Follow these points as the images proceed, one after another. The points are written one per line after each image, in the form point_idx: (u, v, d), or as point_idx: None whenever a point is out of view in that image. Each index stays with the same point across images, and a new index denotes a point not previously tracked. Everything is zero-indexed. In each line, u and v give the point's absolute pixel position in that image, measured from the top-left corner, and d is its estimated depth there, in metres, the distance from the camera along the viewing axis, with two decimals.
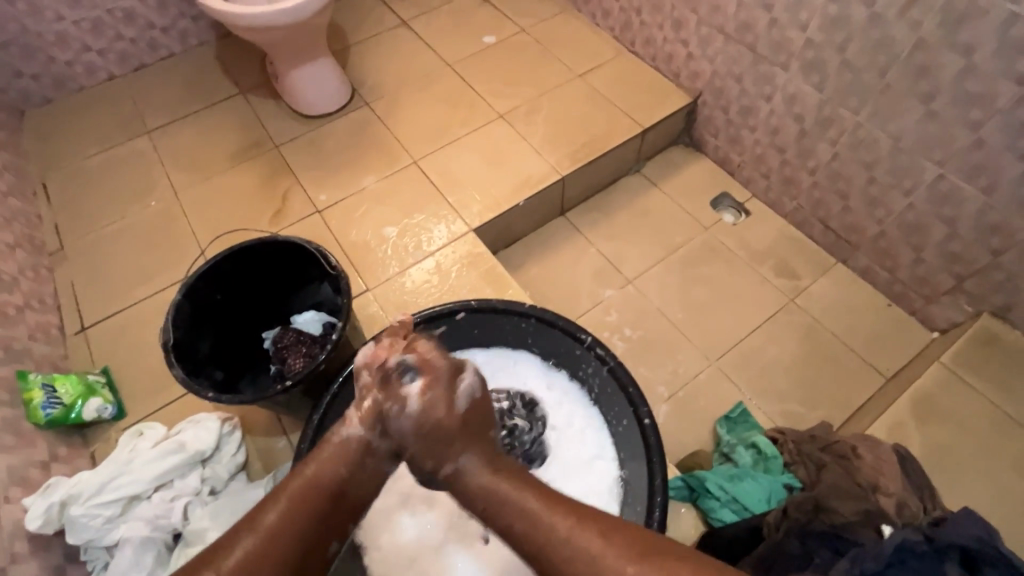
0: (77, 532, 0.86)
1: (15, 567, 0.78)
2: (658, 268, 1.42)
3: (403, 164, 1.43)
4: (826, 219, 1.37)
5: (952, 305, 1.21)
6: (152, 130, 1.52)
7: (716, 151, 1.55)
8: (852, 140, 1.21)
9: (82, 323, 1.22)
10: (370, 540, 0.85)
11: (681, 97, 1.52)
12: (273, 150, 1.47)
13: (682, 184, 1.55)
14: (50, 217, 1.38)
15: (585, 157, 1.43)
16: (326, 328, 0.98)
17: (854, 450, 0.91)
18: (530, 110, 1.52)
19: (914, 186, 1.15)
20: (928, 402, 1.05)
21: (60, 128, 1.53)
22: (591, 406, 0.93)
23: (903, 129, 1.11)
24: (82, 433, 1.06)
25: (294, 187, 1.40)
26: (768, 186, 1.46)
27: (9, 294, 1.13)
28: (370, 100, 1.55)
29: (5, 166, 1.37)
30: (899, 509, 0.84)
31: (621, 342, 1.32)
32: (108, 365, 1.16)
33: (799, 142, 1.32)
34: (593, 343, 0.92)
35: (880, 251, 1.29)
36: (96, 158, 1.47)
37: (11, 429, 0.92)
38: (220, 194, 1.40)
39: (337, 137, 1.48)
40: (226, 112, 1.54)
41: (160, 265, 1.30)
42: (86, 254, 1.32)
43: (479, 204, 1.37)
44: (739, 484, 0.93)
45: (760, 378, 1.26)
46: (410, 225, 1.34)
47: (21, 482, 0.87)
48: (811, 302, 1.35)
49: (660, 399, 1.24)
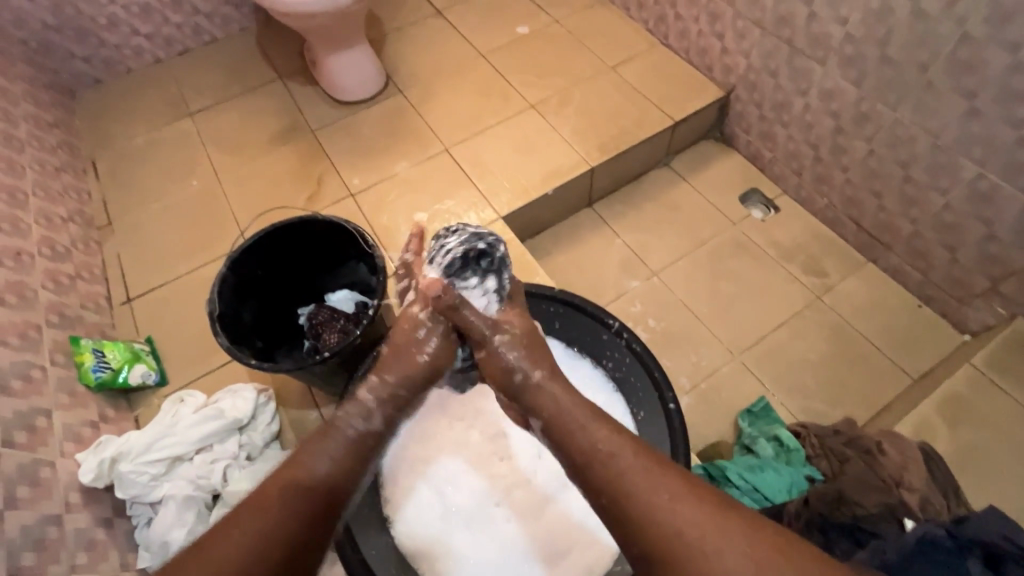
0: (125, 488, 0.91)
1: (70, 516, 0.83)
2: (684, 261, 1.42)
3: (435, 151, 1.46)
4: (858, 218, 1.36)
5: (986, 307, 1.20)
6: (194, 113, 1.57)
7: (747, 146, 1.54)
8: (889, 137, 1.19)
9: (128, 294, 1.28)
10: (397, 515, 0.85)
11: (714, 91, 1.51)
12: (309, 134, 1.51)
13: (711, 179, 1.55)
14: (99, 193, 1.44)
15: (614, 148, 1.44)
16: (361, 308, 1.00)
17: (879, 446, 0.91)
18: (561, 101, 1.53)
19: (952, 184, 1.13)
20: (957, 402, 1.04)
21: (109, 109, 1.59)
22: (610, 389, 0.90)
23: (943, 126, 1.09)
24: (128, 398, 1.12)
25: (328, 171, 1.44)
26: (800, 183, 1.46)
27: (63, 264, 1.19)
28: (404, 87, 1.58)
29: (58, 142, 1.44)
30: (922, 505, 0.84)
31: (645, 333, 1.33)
32: (152, 334, 1.22)
33: (833, 139, 1.31)
34: (621, 329, 0.92)
35: (913, 250, 1.28)
36: (142, 137, 1.53)
37: (66, 388, 0.98)
38: (259, 174, 1.45)
39: (372, 123, 1.52)
40: (265, 97, 1.59)
41: (201, 242, 1.36)
42: (132, 229, 1.38)
43: (508, 192, 1.39)
44: (759, 473, 0.94)
45: (785, 374, 1.26)
46: (441, 211, 1.37)
47: (75, 439, 0.92)
48: (839, 300, 1.34)
49: (681, 391, 1.24)
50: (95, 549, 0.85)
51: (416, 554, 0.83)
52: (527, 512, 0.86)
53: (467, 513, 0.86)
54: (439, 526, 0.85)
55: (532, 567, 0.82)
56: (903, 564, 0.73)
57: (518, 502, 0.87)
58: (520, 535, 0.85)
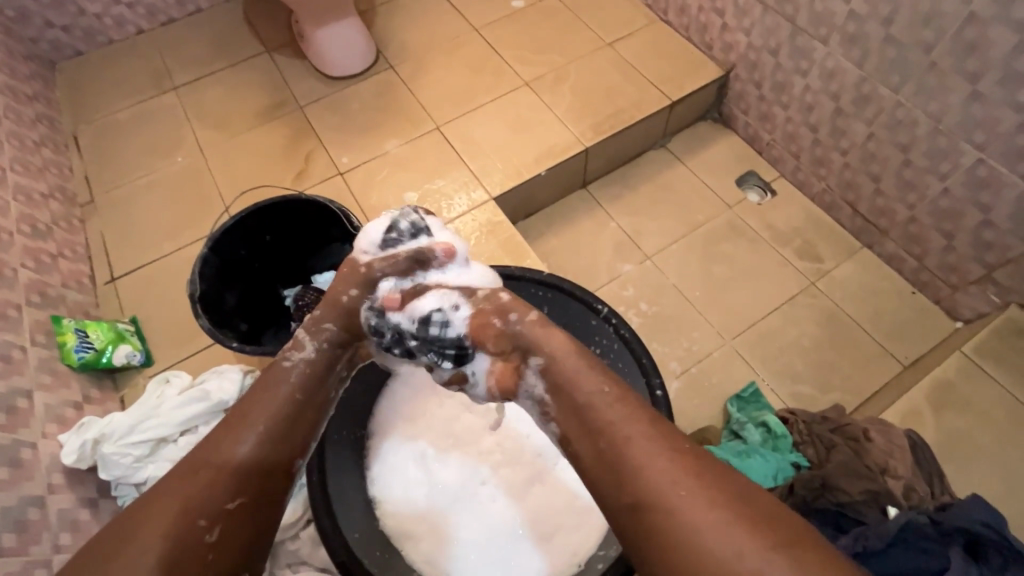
0: (108, 469, 0.90)
1: (52, 497, 0.83)
2: (678, 245, 1.41)
3: (426, 129, 1.43)
4: (855, 202, 1.34)
5: (979, 295, 1.19)
6: (178, 86, 1.53)
7: (746, 128, 1.51)
8: (889, 119, 1.17)
9: (112, 273, 1.26)
10: (383, 495, 0.85)
11: (713, 70, 1.48)
12: (297, 110, 1.47)
13: (708, 161, 1.52)
14: (81, 169, 1.41)
15: (609, 128, 1.41)
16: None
17: (865, 433, 0.90)
18: (557, 78, 1.49)
19: (951, 170, 1.11)
20: (946, 390, 1.04)
21: (90, 82, 1.54)
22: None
23: (945, 110, 1.06)
24: (113, 378, 1.11)
25: (317, 149, 1.41)
26: (798, 166, 1.43)
27: (44, 242, 1.16)
28: (395, 62, 1.53)
29: (38, 116, 1.39)
30: (906, 492, 0.83)
31: (637, 317, 1.32)
32: (137, 315, 1.20)
33: (833, 121, 1.28)
34: (610, 314, 0.90)
35: (909, 236, 1.26)
36: (125, 112, 1.49)
37: (48, 369, 0.97)
38: (246, 151, 1.42)
39: (362, 100, 1.48)
40: (252, 71, 1.54)
41: (187, 220, 1.33)
42: (116, 207, 1.35)
43: (500, 172, 1.36)
44: (746, 460, 0.94)
45: (775, 359, 1.25)
46: (432, 191, 1.34)
47: (57, 420, 0.92)
48: (832, 286, 1.33)
49: (671, 375, 1.24)
50: (79, 529, 0.84)
51: (399, 536, 0.82)
52: (510, 495, 0.86)
53: (453, 494, 0.86)
54: (424, 508, 0.85)
55: (518, 546, 0.82)
56: (883, 550, 0.74)
57: (504, 482, 0.87)
58: (504, 518, 0.84)
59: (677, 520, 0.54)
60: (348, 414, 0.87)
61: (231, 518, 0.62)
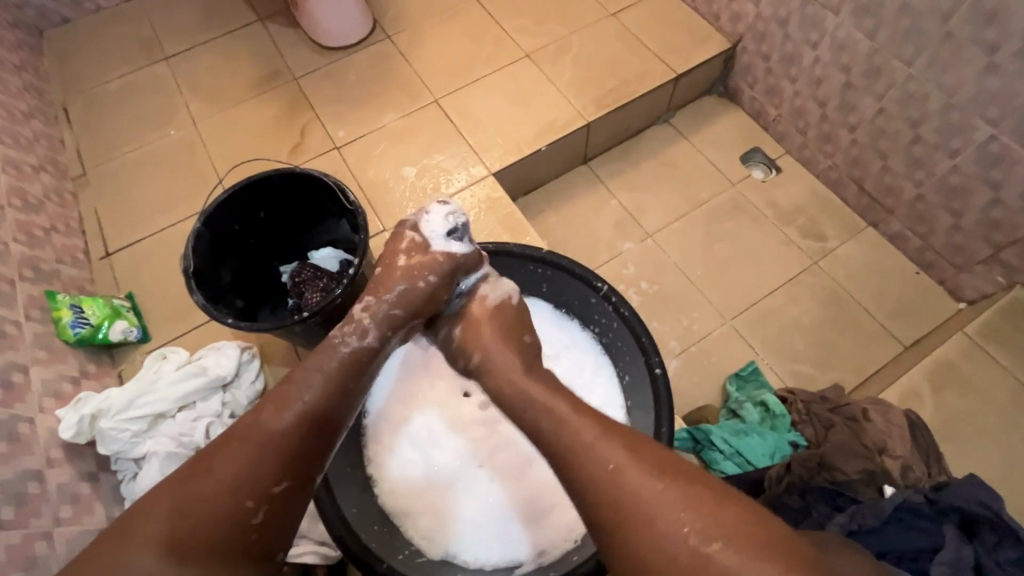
0: (106, 444, 0.90)
1: (52, 471, 0.83)
2: (680, 222, 1.39)
3: (424, 102, 1.39)
4: (862, 180, 1.31)
5: (984, 275, 1.17)
6: (169, 56, 1.48)
7: (752, 103, 1.47)
8: (900, 94, 1.13)
9: (107, 248, 1.25)
10: (381, 474, 0.86)
11: (719, 42, 1.43)
12: (291, 81, 1.43)
13: (713, 137, 1.48)
14: (72, 142, 1.38)
15: (612, 102, 1.37)
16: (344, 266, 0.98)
17: (865, 413, 0.90)
18: (558, 50, 1.44)
19: (962, 146, 1.08)
20: (947, 370, 1.03)
21: (79, 51, 1.50)
22: (592, 347, 0.90)
23: (958, 83, 1.03)
24: (110, 354, 1.10)
25: (312, 122, 1.38)
26: (804, 143, 1.40)
27: (36, 216, 1.15)
28: (392, 32, 1.48)
29: (26, 86, 1.36)
30: (903, 471, 0.84)
31: (637, 295, 1.30)
32: (133, 290, 1.19)
33: (842, 95, 1.25)
34: (610, 292, 0.88)
35: (915, 215, 1.24)
36: (115, 82, 1.45)
37: (43, 344, 0.96)
38: (240, 124, 1.38)
39: (358, 71, 1.43)
40: (245, 40, 1.50)
41: (181, 195, 1.31)
42: (108, 181, 1.33)
43: (500, 147, 1.33)
44: (743, 438, 0.93)
45: (776, 338, 1.24)
46: (430, 165, 1.31)
47: (55, 395, 0.92)
48: (835, 265, 1.32)
49: (671, 354, 1.24)
50: (79, 503, 0.85)
51: (398, 512, 0.83)
52: (507, 473, 0.86)
53: (450, 473, 0.86)
54: (423, 485, 0.86)
55: (515, 523, 0.83)
56: (879, 529, 0.74)
57: (501, 461, 0.87)
58: (501, 495, 0.85)
59: (659, 531, 0.53)
60: None
61: (276, 501, 0.60)
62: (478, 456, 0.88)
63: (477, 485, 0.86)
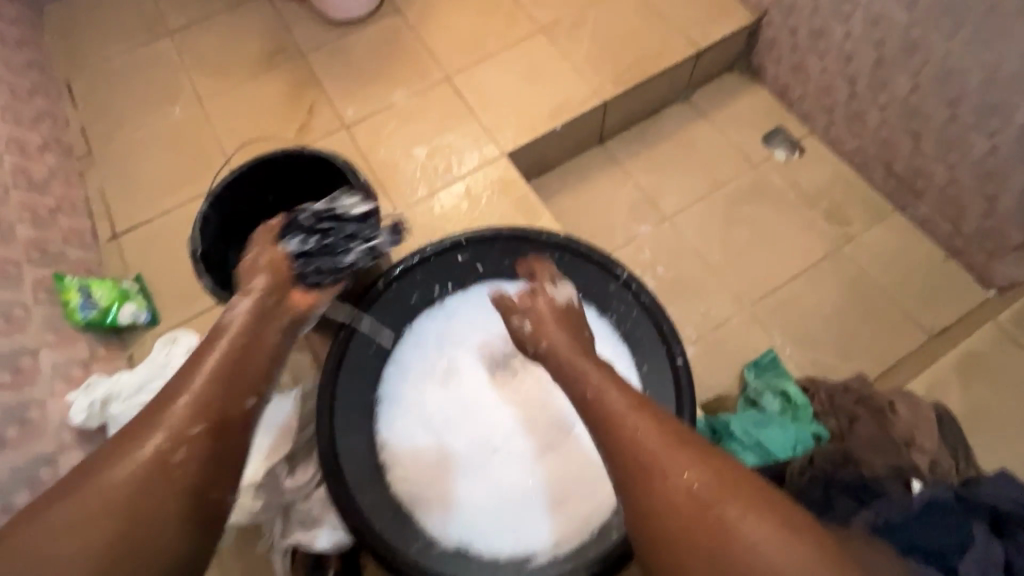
0: (117, 428, 0.89)
1: (64, 455, 0.82)
2: (698, 205, 1.34)
3: (435, 79, 1.34)
4: (891, 162, 1.26)
5: (1017, 263, 1.13)
6: (173, 31, 1.44)
7: (776, 81, 1.41)
8: (937, 71, 1.07)
9: (114, 230, 1.23)
10: (393, 462, 0.84)
11: (744, 15, 1.36)
12: (298, 57, 1.38)
13: (734, 116, 1.43)
14: (76, 120, 1.35)
15: (630, 79, 1.32)
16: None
17: (891, 405, 0.87)
18: (575, 24, 1.38)
19: (1002, 127, 1.03)
20: (976, 361, 1.00)
21: (80, 26, 1.46)
22: (608, 336, 0.86)
23: (1001, 59, 0.97)
24: (120, 337, 1.09)
25: (320, 100, 1.34)
26: (830, 123, 1.34)
27: (41, 196, 1.13)
28: (401, 5, 1.43)
29: (28, 63, 1.33)
30: (931, 466, 0.81)
31: (653, 281, 1.27)
32: (141, 273, 1.17)
33: (873, 72, 1.19)
34: (628, 279, 0.86)
35: (946, 199, 1.19)
36: (118, 58, 1.41)
37: (52, 327, 0.95)
38: (246, 102, 1.35)
39: (367, 46, 1.39)
40: (250, 15, 1.45)
41: (187, 175, 1.28)
42: (114, 160, 1.30)
43: (514, 126, 1.29)
44: (764, 429, 0.91)
45: (796, 325, 1.21)
46: (441, 145, 1.27)
47: (66, 379, 0.91)
48: (859, 251, 1.27)
49: (687, 341, 1.21)
50: None
51: (411, 499, 0.81)
52: (524, 461, 0.85)
53: (463, 460, 0.85)
54: (438, 471, 0.84)
55: (530, 512, 0.81)
56: (906, 525, 0.71)
57: (515, 449, 0.86)
58: (518, 483, 0.84)
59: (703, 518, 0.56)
60: (358, 378, 0.85)
61: None
62: (495, 443, 0.86)
63: (493, 473, 0.84)
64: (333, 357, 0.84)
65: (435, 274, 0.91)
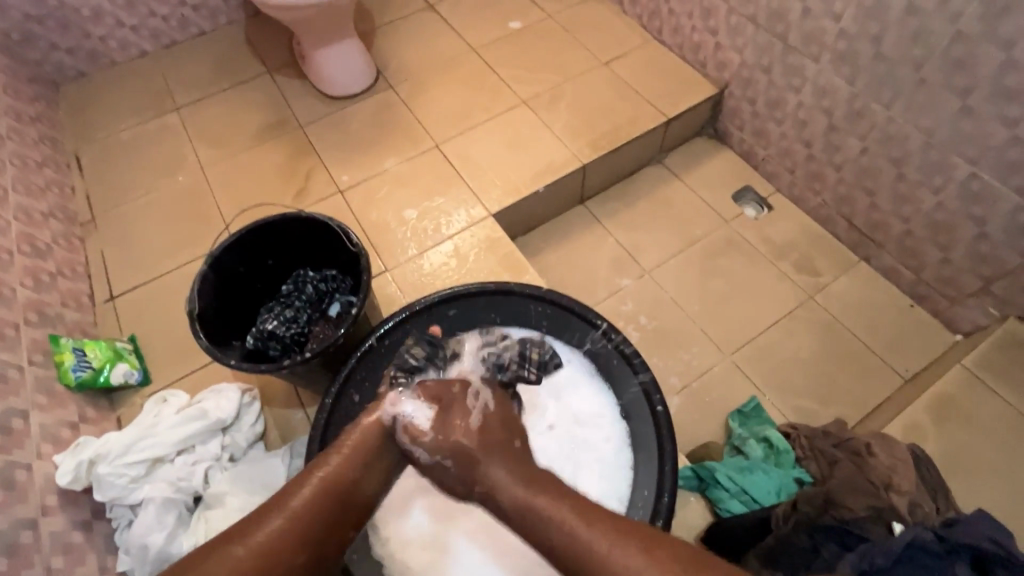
0: (103, 490, 0.90)
1: (45, 519, 0.82)
2: (676, 259, 1.41)
3: (424, 147, 1.44)
4: (851, 217, 1.34)
5: (978, 308, 1.19)
6: (181, 106, 1.55)
7: (741, 143, 1.52)
8: (882, 135, 1.18)
9: (111, 292, 1.26)
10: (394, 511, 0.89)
11: (707, 88, 1.49)
12: (296, 129, 1.49)
13: (705, 177, 1.53)
14: (82, 189, 1.41)
15: (607, 145, 1.42)
16: (333, 304, 1.00)
17: (868, 448, 0.93)
18: (554, 97, 1.51)
19: (945, 183, 1.12)
20: (950, 404, 1.04)
21: (93, 102, 1.56)
22: (618, 421, 0.90)
23: (936, 124, 1.08)
24: (110, 398, 1.09)
25: (316, 167, 1.42)
26: (793, 181, 1.44)
27: (42, 261, 1.17)
28: (394, 82, 1.55)
29: (41, 137, 1.41)
30: (911, 508, 0.85)
31: (636, 331, 1.32)
32: (135, 333, 1.19)
33: (826, 137, 1.29)
34: (608, 329, 0.92)
35: (905, 249, 1.26)
36: (127, 131, 1.51)
37: (43, 388, 0.96)
38: (247, 170, 1.43)
39: (362, 119, 1.49)
40: (253, 91, 1.56)
41: (186, 240, 1.33)
42: (114, 226, 1.36)
43: (499, 189, 1.37)
44: (749, 476, 0.96)
45: (777, 374, 1.25)
46: (430, 208, 1.35)
47: (53, 440, 0.91)
48: (831, 299, 1.33)
49: (672, 391, 1.24)
50: (72, 552, 0.83)
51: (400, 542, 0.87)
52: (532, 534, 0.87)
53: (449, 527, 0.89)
54: (458, 499, 0.91)
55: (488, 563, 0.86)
56: (890, 568, 0.73)
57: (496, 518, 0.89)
58: (508, 566, 0.85)
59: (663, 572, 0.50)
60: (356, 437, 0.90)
61: None
62: None
63: (495, 535, 0.88)
64: (323, 412, 0.86)
65: (424, 327, 0.95)
